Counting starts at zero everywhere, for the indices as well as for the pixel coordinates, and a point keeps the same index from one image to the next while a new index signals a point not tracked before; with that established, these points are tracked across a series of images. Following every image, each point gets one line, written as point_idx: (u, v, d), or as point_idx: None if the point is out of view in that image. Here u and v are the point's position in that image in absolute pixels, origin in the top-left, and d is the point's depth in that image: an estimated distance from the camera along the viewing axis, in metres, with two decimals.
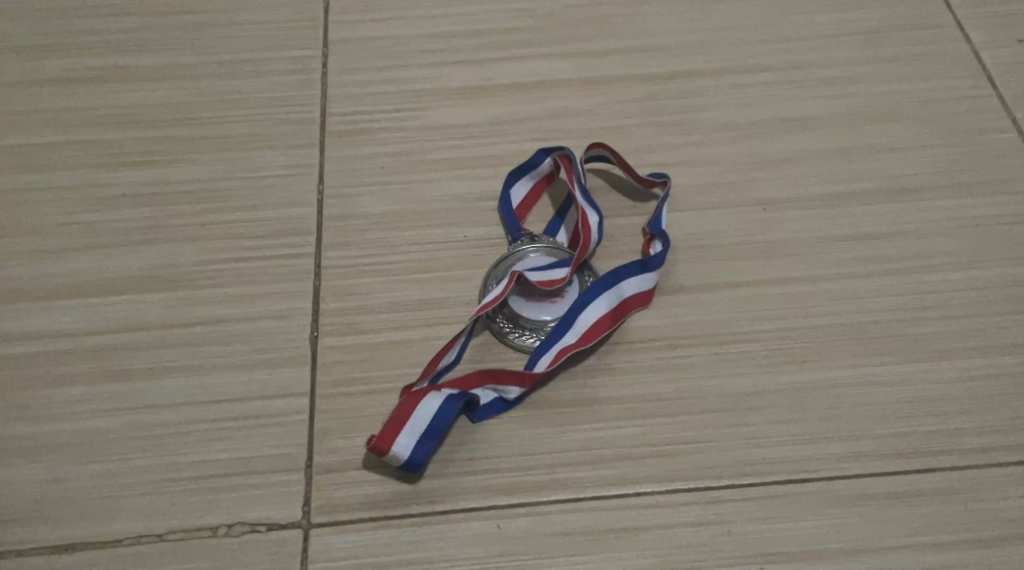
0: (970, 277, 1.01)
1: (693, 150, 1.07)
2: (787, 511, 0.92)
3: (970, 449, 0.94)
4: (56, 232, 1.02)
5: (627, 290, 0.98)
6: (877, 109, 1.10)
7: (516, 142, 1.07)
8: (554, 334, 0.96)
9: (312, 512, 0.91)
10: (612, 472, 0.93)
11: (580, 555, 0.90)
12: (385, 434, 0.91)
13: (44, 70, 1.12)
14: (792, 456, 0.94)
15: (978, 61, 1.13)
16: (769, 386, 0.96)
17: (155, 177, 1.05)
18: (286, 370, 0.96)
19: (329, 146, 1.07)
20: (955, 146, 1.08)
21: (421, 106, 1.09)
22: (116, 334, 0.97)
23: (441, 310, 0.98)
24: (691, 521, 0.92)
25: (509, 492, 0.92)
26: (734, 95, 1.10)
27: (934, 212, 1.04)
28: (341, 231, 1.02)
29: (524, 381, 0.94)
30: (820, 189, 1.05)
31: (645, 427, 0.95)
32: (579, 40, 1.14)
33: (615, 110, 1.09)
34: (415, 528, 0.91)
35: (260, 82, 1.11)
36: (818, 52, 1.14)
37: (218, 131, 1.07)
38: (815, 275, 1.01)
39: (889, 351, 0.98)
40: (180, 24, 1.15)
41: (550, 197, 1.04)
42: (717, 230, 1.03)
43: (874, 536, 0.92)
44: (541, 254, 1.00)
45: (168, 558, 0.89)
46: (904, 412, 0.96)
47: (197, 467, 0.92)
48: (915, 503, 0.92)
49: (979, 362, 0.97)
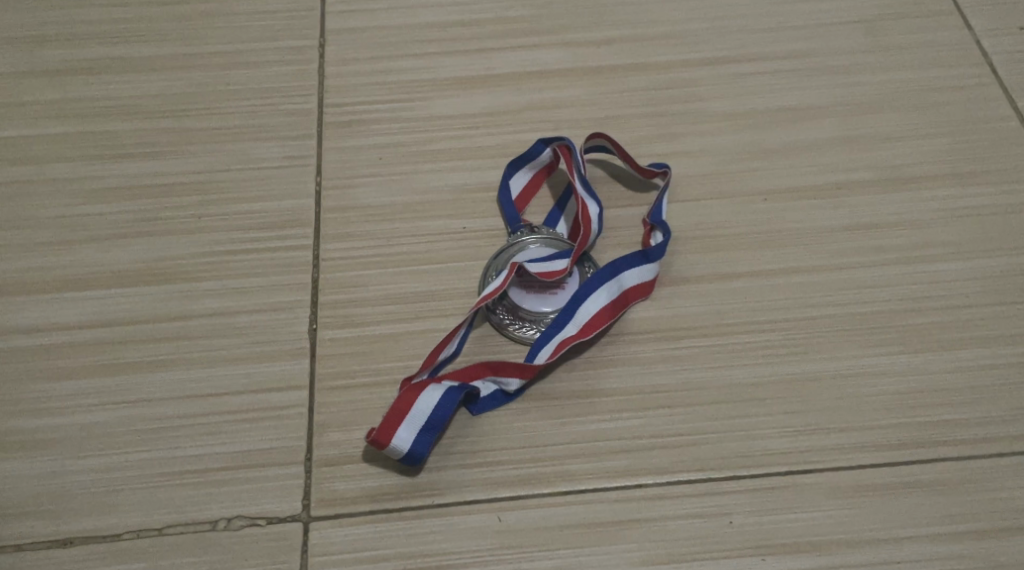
0: (972, 267, 1.00)
1: (691, 140, 1.07)
2: (791, 502, 0.91)
3: (976, 439, 0.93)
4: (57, 225, 1.03)
5: (627, 281, 0.97)
6: (875, 97, 1.10)
7: (515, 133, 1.08)
8: (555, 325, 0.95)
9: (312, 505, 0.90)
10: (613, 464, 0.92)
11: (579, 548, 0.89)
12: (385, 426, 0.90)
13: (46, 61, 1.13)
14: (794, 447, 0.92)
15: (979, 49, 1.13)
16: (771, 378, 0.95)
17: (154, 169, 1.06)
18: (285, 362, 0.96)
19: (328, 137, 1.08)
20: (956, 135, 1.07)
21: (420, 97, 1.10)
22: (115, 327, 0.98)
23: (440, 302, 0.99)
24: (693, 512, 0.90)
25: (507, 485, 0.91)
26: (731, 84, 1.11)
27: (934, 202, 1.04)
28: (339, 222, 1.03)
29: (524, 373, 0.93)
30: (819, 178, 1.05)
31: (646, 419, 0.93)
32: (577, 29, 1.15)
33: (612, 100, 1.10)
34: (416, 521, 0.90)
35: (261, 73, 1.12)
36: (815, 40, 1.14)
37: (218, 122, 1.09)
38: (816, 265, 1.00)
39: (892, 342, 0.97)
40: (184, 15, 1.17)
41: (549, 188, 1.05)
42: (717, 220, 1.03)
43: (879, 526, 0.90)
44: (541, 245, 1.01)
45: (168, 552, 0.89)
46: (908, 402, 0.94)
47: (196, 461, 0.92)
48: (920, 494, 0.91)
49: (983, 352, 0.96)
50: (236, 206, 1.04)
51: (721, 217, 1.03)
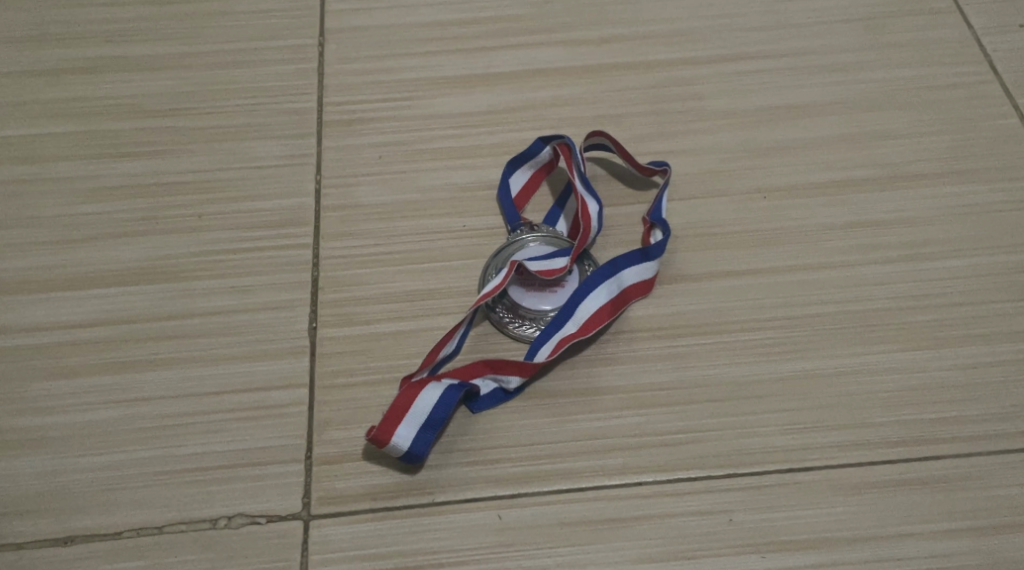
0: (972, 264, 1.00)
1: (691, 138, 1.07)
2: (790, 499, 0.91)
3: (975, 436, 0.93)
4: (57, 224, 1.03)
5: (627, 279, 0.98)
6: (875, 96, 1.10)
7: (515, 131, 1.08)
8: (554, 323, 0.96)
9: (313, 503, 0.91)
10: (613, 462, 0.92)
11: (579, 546, 0.89)
12: (385, 424, 0.90)
13: (46, 60, 1.14)
14: (793, 444, 0.93)
15: (979, 47, 1.13)
16: (771, 376, 0.95)
17: (154, 168, 1.06)
18: (285, 361, 0.96)
19: (328, 136, 1.08)
20: (956, 132, 1.07)
21: (419, 96, 1.10)
22: (115, 325, 0.98)
23: (440, 300, 0.99)
24: (693, 510, 0.90)
25: (507, 482, 0.91)
26: (730, 82, 1.11)
27: (934, 199, 1.04)
28: (339, 221, 1.03)
29: (523, 371, 0.93)
30: (819, 176, 1.05)
31: (646, 416, 0.93)
32: (576, 27, 1.15)
33: (611, 98, 1.10)
34: (416, 519, 0.90)
35: (261, 72, 1.12)
36: (814, 38, 1.14)
37: (218, 121, 1.09)
38: (816, 263, 1.01)
39: (892, 339, 0.97)
40: (184, 15, 1.17)
41: (549, 186, 1.05)
42: (716, 218, 1.03)
43: (878, 524, 0.90)
44: (541, 243, 1.01)
45: (168, 550, 0.89)
46: (907, 400, 0.94)
47: (196, 459, 0.92)
48: (920, 491, 0.91)
49: (982, 349, 0.96)
50: (236, 204, 1.04)
51: (721, 215, 1.03)
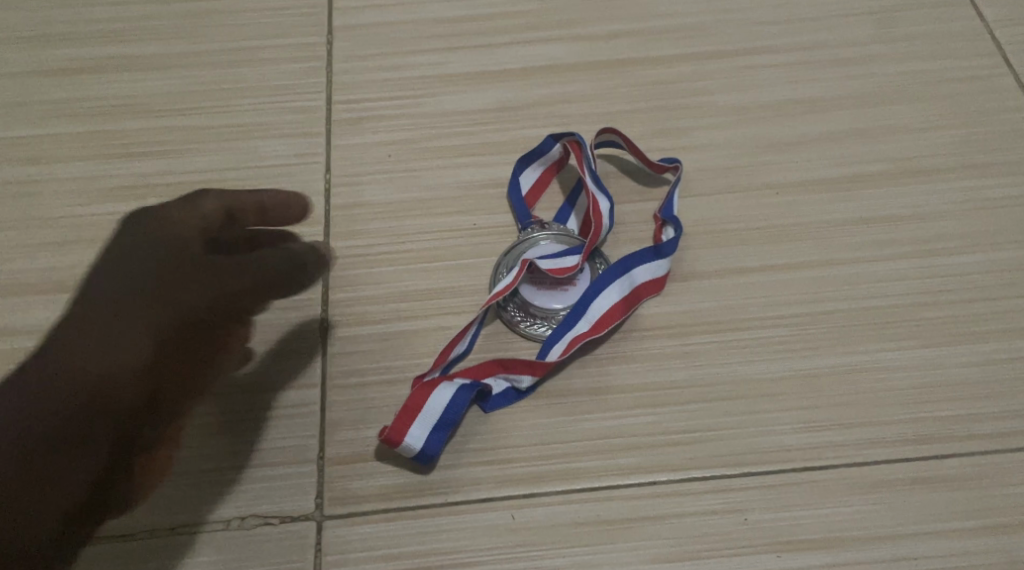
0: (986, 259, 1.00)
1: (701, 134, 1.07)
2: (805, 498, 0.90)
3: (992, 434, 0.92)
4: (63, 224, 1.03)
5: (639, 277, 0.97)
6: (887, 89, 1.09)
7: (524, 128, 1.07)
8: (566, 322, 0.95)
9: (325, 504, 0.90)
10: (626, 461, 0.91)
11: (592, 546, 0.89)
12: (398, 425, 0.90)
13: (51, 59, 1.13)
14: (808, 442, 0.92)
15: (994, 39, 1.12)
16: (784, 374, 0.94)
17: (162, 168, 1.06)
18: (295, 361, 0.95)
19: (336, 135, 1.07)
20: (970, 126, 1.07)
21: (427, 94, 1.10)
22: None
23: (451, 299, 0.98)
24: (707, 509, 0.90)
25: (520, 482, 0.91)
26: (741, 78, 1.10)
27: (948, 194, 1.03)
28: (348, 220, 1.02)
29: (535, 370, 0.93)
30: (830, 171, 1.04)
31: (659, 415, 0.93)
32: (584, 23, 1.14)
33: (621, 95, 1.09)
34: (429, 519, 0.90)
35: (268, 69, 1.12)
36: (824, 32, 1.13)
37: (224, 120, 1.09)
38: (828, 259, 1.00)
39: (906, 336, 0.96)
40: (189, 13, 1.16)
41: (560, 183, 1.05)
42: (728, 215, 1.02)
43: (893, 523, 0.89)
44: (553, 241, 1.00)
45: (180, 551, 0.89)
46: (923, 397, 0.94)
47: (208, 460, 0.92)
48: (936, 489, 0.90)
49: (998, 346, 0.96)
50: None
51: (732, 212, 1.02)
